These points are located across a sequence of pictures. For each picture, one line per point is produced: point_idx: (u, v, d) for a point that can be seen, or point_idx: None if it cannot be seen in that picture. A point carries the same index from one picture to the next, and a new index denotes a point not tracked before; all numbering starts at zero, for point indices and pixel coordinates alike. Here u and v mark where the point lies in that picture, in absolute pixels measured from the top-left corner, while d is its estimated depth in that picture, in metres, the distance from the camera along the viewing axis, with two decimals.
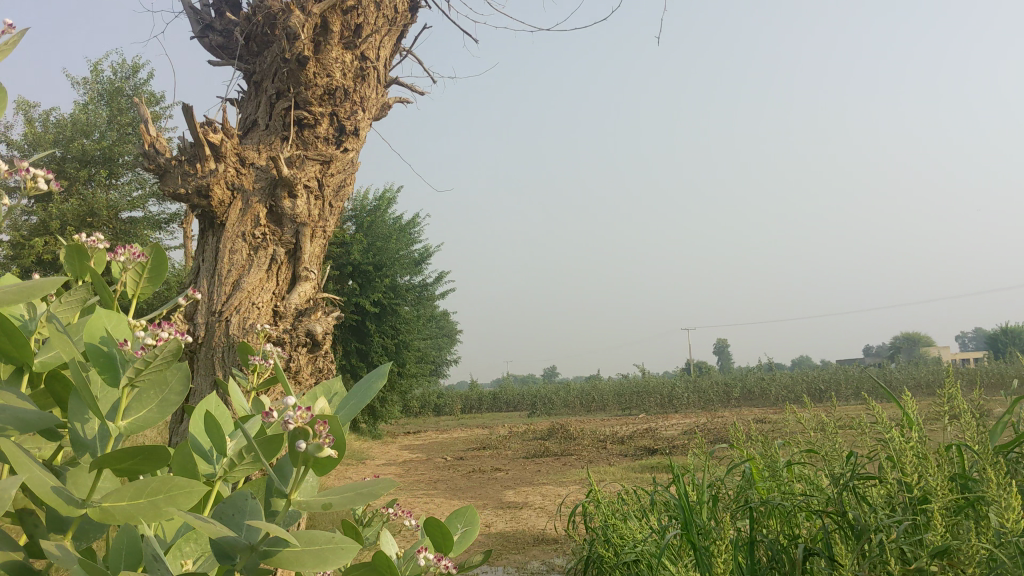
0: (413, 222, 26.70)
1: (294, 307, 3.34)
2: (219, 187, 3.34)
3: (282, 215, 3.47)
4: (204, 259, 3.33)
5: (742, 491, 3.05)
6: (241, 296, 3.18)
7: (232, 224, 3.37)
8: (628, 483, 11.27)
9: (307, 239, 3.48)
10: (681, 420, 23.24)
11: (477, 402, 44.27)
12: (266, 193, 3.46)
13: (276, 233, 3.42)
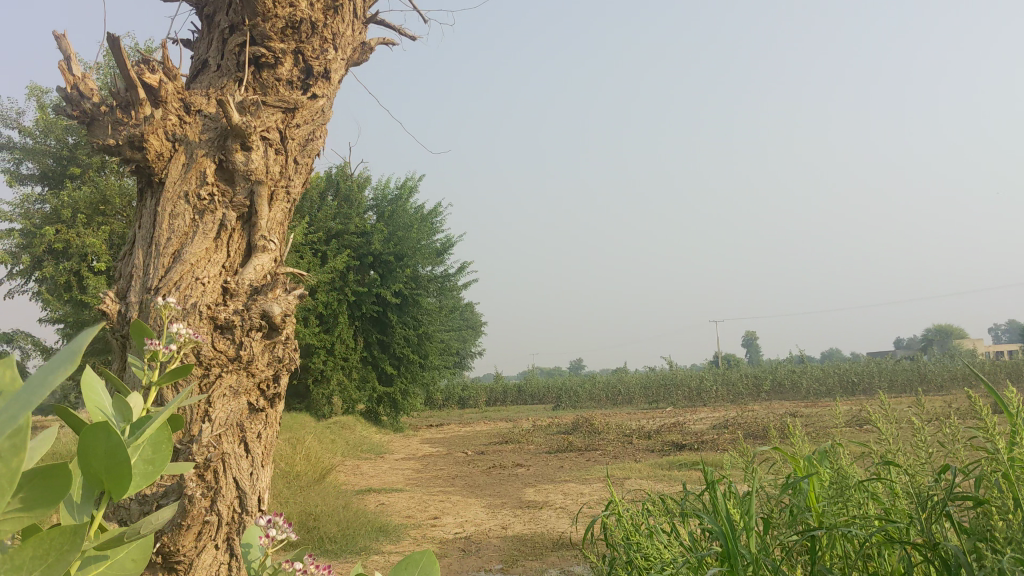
0: (435, 210, 26.17)
1: (248, 283, 3.21)
2: (156, 138, 3.23)
3: (234, 173, 3.37)
4: (143, 219, 3.22)
5: (795, 520, 2.42)
6: (184, 270, 3.00)
7: (174, 180, 3.27)
8: (653, 481, 10.67)
9: (261, 201, 3.40)
10: (709, 413, 22.58)
11: (502, 394, 43.71)
12: (216, 148, 3.37)
13: (227, 194, 3.31)
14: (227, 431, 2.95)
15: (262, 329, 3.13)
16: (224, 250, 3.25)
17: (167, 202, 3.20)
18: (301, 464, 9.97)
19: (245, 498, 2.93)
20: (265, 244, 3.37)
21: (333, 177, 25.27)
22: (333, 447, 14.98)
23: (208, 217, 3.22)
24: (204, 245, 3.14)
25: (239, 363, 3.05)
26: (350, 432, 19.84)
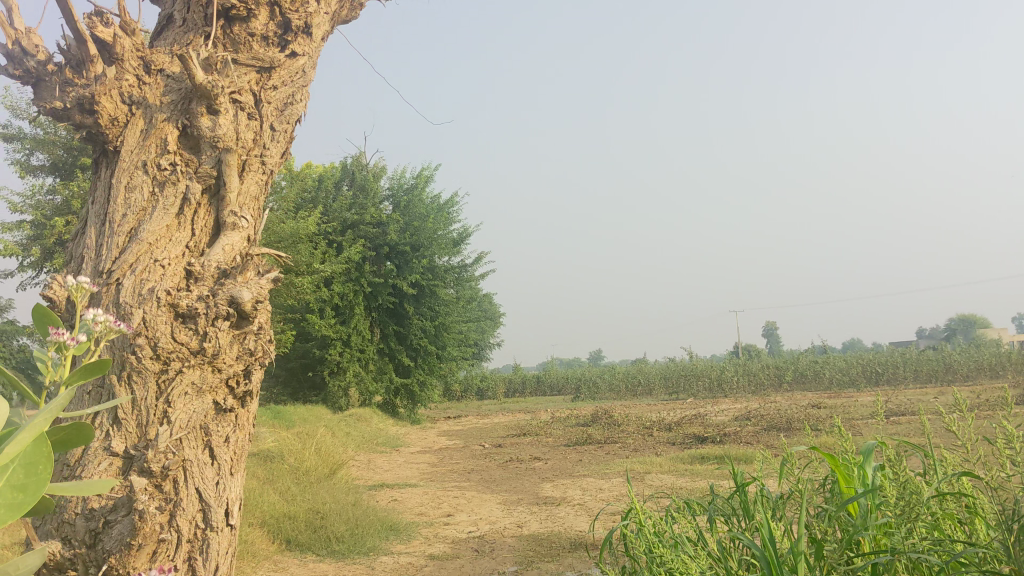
0: (451, 200, 25.83)
1: (215, 265, 3.14)
2: (108, 100, 3.24)
3: (199, 138, 3.34)
4: (100, 189, 3.20)
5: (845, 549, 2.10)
6: (140, 251, 2.96)
7: (131, 148, 3.24)
8: (674, 476, 10.30)
9: (229, 169, 3.33)
10: (731, 405, 22.18)
11: (520, 386, 43.38)
12: (180, 112, 3.35)
13: (192, 163, 3.28)
14: (190, 435, 2.86)
15: (229, 317, 3.03)
16: (187, 226, 3.17)
17: (123, 172, 3.18)
18: (311, 457, 9.56)
19: (211, 513, 2.84)
20: (237, 221, 3.29)
21: (349, 168, 25.28)
22: (347, 440, 14.69)
23: (169, 189, 3.18)
24: (165, 222, 3.10)
25: (203, 358, 2.95)
26: (366, 424, 19.59)
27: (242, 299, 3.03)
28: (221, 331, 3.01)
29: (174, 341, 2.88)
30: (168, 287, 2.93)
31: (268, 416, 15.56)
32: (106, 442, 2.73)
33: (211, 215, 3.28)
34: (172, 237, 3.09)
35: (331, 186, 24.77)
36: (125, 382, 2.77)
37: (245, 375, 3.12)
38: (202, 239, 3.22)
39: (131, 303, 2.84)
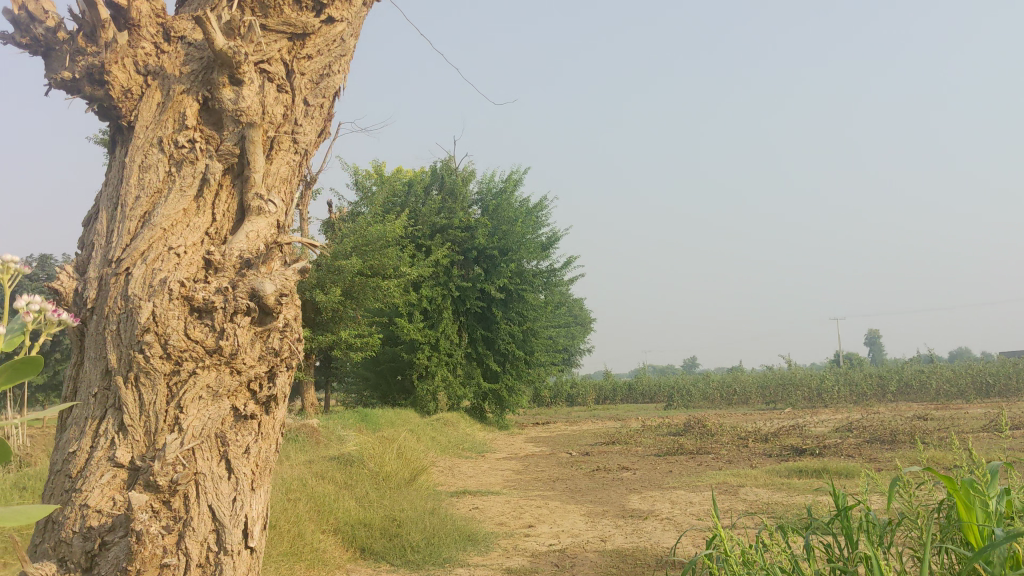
0: (541, 204, 25.59)
1: (238, 253, 3.29)
2: (120, 70, 3.40)
3: (222, 112, 3.45)
4: (115, 169, 3.38)
5: None
6: (152, 238, 3.12)
7: (147, 123, 3.40)
8: (770, 491, 9.78)
9: (253, 146, 3.45)
10: (831, 416, 21.30)
11: (612, 393, 42.73)
12: (200, 83, 3.47)
13: (213, 140, 3.43)
14: (204, 443, 2.97)
15: (251, 311, 3.19)
16: (206, 210, 3.34)
17: (138, 146, 3.35)
18: (392, 461, 9.32)
19: (226, 536, 2.92)
20: (262, 206, 3.44)
21: (439, 172, 25.35)
22: (432, 445, 14.55)
23: (186, 168, 3.33)
24: (181, 205, 3.26)
25: (220, 358, 3.09)
26: (453, 429, 19.45)
27: (264, 293, 3.18)
28: (240, 326, 3.16)
29: (186, 339, 3.02)
30: (182, 281, 3.08)
31: (355, 419, 15.51)
32: (111, 452, 2.84)
33: (234, 198, 3.46)
34: (190, 222, 3.27)
35: (421, 190, 24.90)
36: (133, 384, 2.92)
37: (268, 377, 3.26)
38: (224, 226, 3.40)
39: (145, 297, 2.98)
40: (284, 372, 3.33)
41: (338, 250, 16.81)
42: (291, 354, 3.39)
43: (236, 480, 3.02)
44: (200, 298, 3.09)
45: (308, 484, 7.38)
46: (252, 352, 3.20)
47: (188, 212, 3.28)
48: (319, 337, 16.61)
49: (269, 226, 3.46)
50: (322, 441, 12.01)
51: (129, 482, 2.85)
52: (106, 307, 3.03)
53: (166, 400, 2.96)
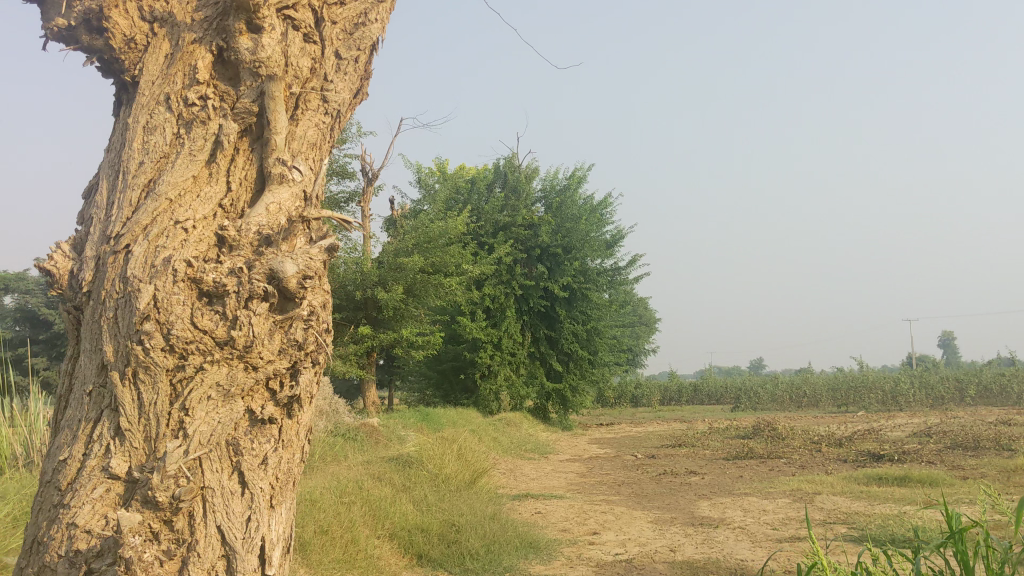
0: (605, 201, 25.11)
1: (256, 229, 3.01)
2: (122, 18, 3.14)
3: (238, 65, 3.15)
4: (118, 134, 3.14)
5: None
6: (158, 211, 2.88)
7: (154, 79, 3.14)
8: (849, 499, 9.25)
9: (274, 105, 3.14)
10: (908, 420, 20.50)
11: (677, 394, 42.07)
12: (215, 32, 3.19)
13: (229, 97, 3.15)
14: (214, 452, 2.76)
15: (269, 296, 2.93)
16: (223, 180, 3.09)
17: (141, 106, 3.10)
18: (451, 463, 9.02)
19: (237, 563, 2.70)
20: (285, 174, 3.13)
21: (502, 169, 25.10)
22: (494, 446, 14.25)
23: (197, 129, 3.07)
24: (190, 173, 3.00)
25: (233, 350, 2.85)
26: (515, 429, 19.16)
27: (284, 272, 2.94)
28: (256, 314, 2.91)
29: (193, 329, 2.79)
30: (190, 261, 2.83)
31: (417, 418, 15.32)
32: (106, 462, 2.66)
33: (253, 164, 3.17)
34: (201, 191, 3.01)
35: (484, 188, 24.69)
36: (131, 381, 2.71)
37: (290, 374, 3.04)
38: (242, 196, 3.13)
39: (143, 278, 2.75)
40: (309, 369, 3.10)
41: (400, 248, 16.64)
42: (319, 346, 3.14)
43: (252, 501, 2.80)
44: (209, 282, 2.85)
45: (364, 485, 7.11)
46: (273, 345, 2.96)
47: (198, 179, 3.03)
48: (381, 335, 16.46)
49: (295, 195, 3.16)
50: (382, 440, 11.80)
51: (125, 496, 2.67)
52: (102, 291, 2.81)
53: (170, 401, 2.74)
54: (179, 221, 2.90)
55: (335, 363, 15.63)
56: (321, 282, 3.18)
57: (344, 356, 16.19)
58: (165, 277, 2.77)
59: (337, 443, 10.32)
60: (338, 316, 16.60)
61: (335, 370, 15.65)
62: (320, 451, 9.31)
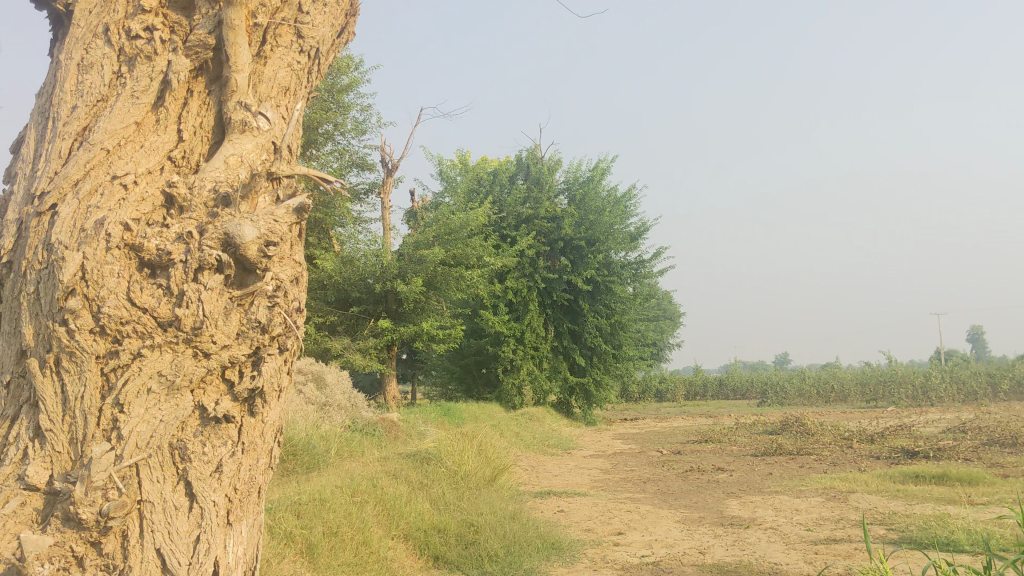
0: (629, 193, 24.70)
1: (211, 186, 3.01)
2: None
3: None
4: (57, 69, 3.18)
5: None
6: (95, 162, 2.89)
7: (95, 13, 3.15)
8: (885, 498, 8.87)
9: (235, 39, 3.18)
10: (940, 415, 20.06)
11: (702, 388, 41.56)
12: None
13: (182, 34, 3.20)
14: (156, 458, 2.73)
15: (224, 266, 2.93)
16: (175, 122, 3.15)
17: (83, 40, 3.12)
18: (472, 460, 8.68)
19: None
20: (248, 121, 3.16)
21: (525, 161, 24.76)
22: (516, 441, 13.97)
23: (141, 66, 3.10)
24: (132, 117, 3.03)
25: (180, 335, 2.84)
26: (538, 424, 18.85)
27: (243, 237, 2.92)
28: (206, 288, 2.89)
29: (133, 306, 2.78)
30: (130, 221, 2.84)
31: (438, 413, 15.05)
32: (24, 470, 2.65)
33: (209, 109, 3.24)
34: (145, 142, 3.05)
35: (506, 180, 24.35)
36: (52, 373, 2.71)
37: (252, 363, 3.04)
38: (198, 148, 3.19)
39: (75, 229, 2.76)
40: (274, 356, 3.09)
41: (421, 240, 16.31)
42: (287, 330, 3.15)
43: (202, 518, 2.77)
44: (152, 252, 2.84)
45: (379, 483, 6.81)
46: (229, 328, 2.95)
47: (142, 128, 3.06)
48: (401, 328, 16.17)
49: (259, 148, 3.17)
50: (401, 436, 11.53)
51: (44, 511, 2.65)
52: (24, 263, 2.81)
53: (101, 397, 2.71)
54: (122, 167, 2.94)
55: (355, 357, 15.35)
56: (286, 249, 3.16)
57: (364, 350, 15.91)
58: (106, 226, 2.78)
59: (355, 439, 10.04)
60: (358, 309, 16.29)
61: (356, 364, 15.37)
62: (336, 448, 9.00)
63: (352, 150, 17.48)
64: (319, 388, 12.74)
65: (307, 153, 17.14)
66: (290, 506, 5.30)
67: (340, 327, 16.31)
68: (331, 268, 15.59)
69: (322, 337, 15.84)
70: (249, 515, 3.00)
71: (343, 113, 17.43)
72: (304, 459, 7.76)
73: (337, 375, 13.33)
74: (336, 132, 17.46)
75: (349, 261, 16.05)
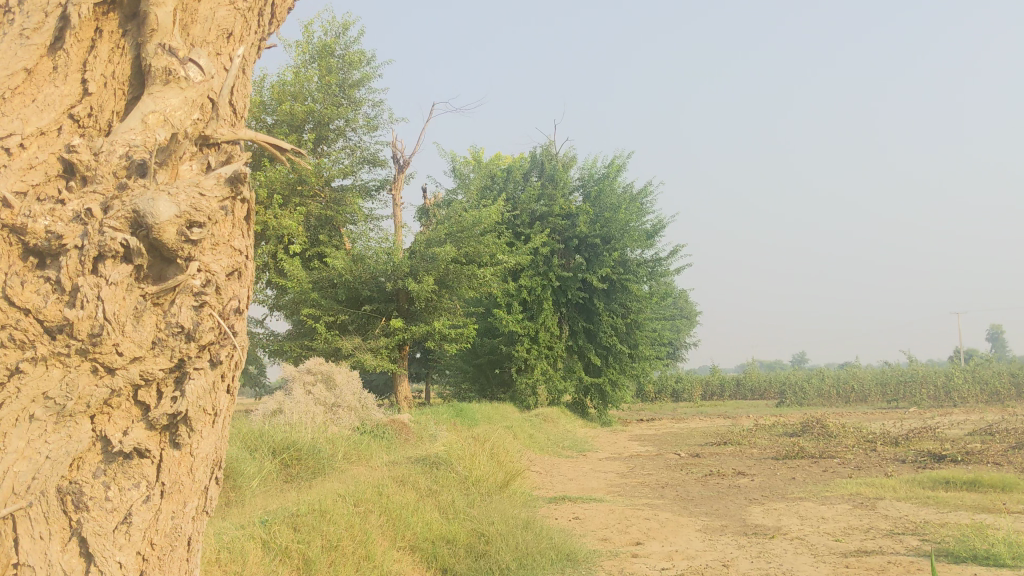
0: (646, 189, 24.29)
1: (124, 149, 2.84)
2: None
3: None
4: None
5: None
6: None
7: None
8: (915, 505, 8.52)
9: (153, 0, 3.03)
10: (964, 417, 19.72)
11: (719, 388, 41.08)
12: None
13: None
14: (38, 505, 2.58)
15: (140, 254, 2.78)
16: (81, 76, 2.98)
17: None
18: (483, 465, 8.34)
19: None
20: (172, 69, 2.98)
21: (539, 158, 24.42)
22: (530, 443, 13.65)
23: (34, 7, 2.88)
24: (26, 65, 2.84)
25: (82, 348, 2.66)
26: (553, 425, 18.54)
27: (157, 215, 2.77)
28: (108, 281, 2.70)
29: (20, 303, 2.60)
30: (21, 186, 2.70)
31: (450, 414, 14.75)
32: None
33: (125, 58, 3.07)
34: (39, 96, 2.86)
35: (521, 177, 24.02)
36: None
37: (175, 382, 2.91)
38: (111, 103, 3.02)
39: None
40: (201, 371, 2.94)
41: (434, 237, 15.97)
42: (219, 339, 2.99)
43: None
44: (41, 236, 2.65)
45: (385, 490, 6.48)
46: (144, 334, 2.78)
47: (36, 76, 2.87)
48: (412, 328, 15.89)
49: (187, 101, 2.99)
50: (412, 438, 11.22)
51: None
52: None
53: None
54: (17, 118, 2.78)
55: (365, 357, 15.08)
56: (219, 235, 3.07)
57: (375, 349, 15.64)
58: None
59: (363, 442, 9.73)
60: (369, 308, 16.00)
61: (366, 364, 15.09)
62: (342, 452, 8.67)
63: (363, 146, 17.16)
64: (328, 388, 12.54)
65: (318, 150, 16.95)
66: (286, 520, 4.96)
67: (351, 326, 15.99)
68: (341, 266, 15.29)
69: (333, 336, 15.54)
70: (175, 569, 2.86)
71: (355, 109, 17.17)
72: (308, 464, 7.46)
73: (346, 375, 13.03)
74: (348, 128, 17.19)
75: (359, 259, 15.76)
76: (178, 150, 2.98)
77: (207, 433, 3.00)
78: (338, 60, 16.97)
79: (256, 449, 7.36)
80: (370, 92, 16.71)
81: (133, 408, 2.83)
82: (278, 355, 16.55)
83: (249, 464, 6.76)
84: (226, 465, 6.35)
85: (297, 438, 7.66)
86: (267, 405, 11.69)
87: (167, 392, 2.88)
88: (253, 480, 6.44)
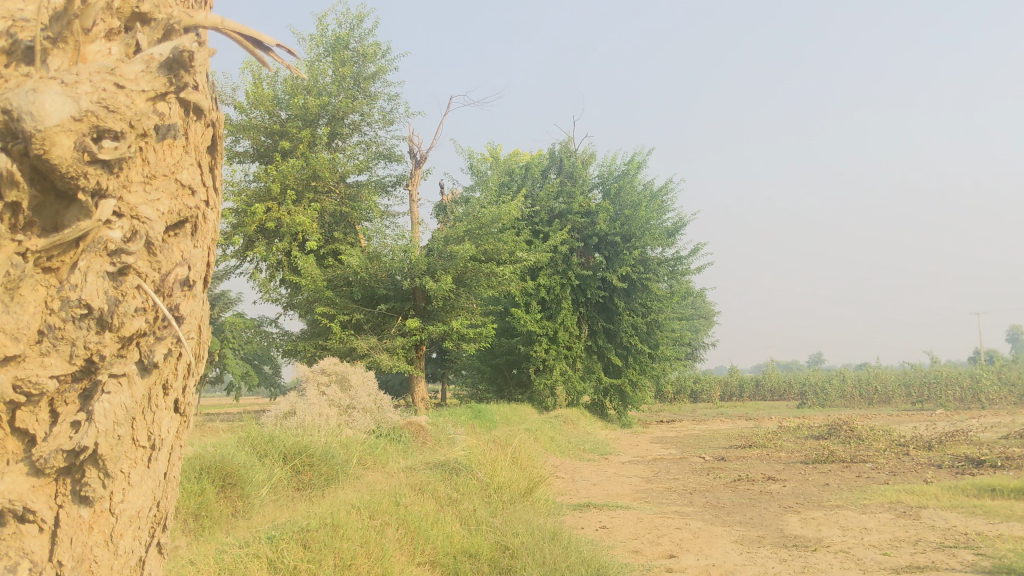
0: (667, 186, 23.82)
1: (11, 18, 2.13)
2: None
3: None
4: None
5: None
6: None
7: None
8: (962, 515, 8.04)
9: None
10: (998, 419, 19.15)
11: (738, 389, 40.58)
12: None
13: None
14: None
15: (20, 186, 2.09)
16: None
17: None
18: (506, 471, 7.92)
19: None
20: None
21: (558, 154, 23.99)
22: (551, 446, 13.22)
23: None
24: None
25: None
26: (573, 427, 18.10)
27: (44, 118, 1.98)
28: None
29: None
30: None
31: (468, 415, 14.34)
32: None
33: None
34: None
35: (538, 174, 23.58)
36: None
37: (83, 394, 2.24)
38: None
39: None
40: (122, 385, 2.25)
41: (451, 234, 15.54)
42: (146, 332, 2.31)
43: None
44: None
45: (402, 500, 6.05)
46: (28, 319, 2.10)
47: None
48: (430, 327, 15.41)
49: None
50: (429, 441, 10.80)
51: None
52: None
53: None
54: None
55: (381, 357, 14.62)
56: (151, 168, 2.42)
57: (391, 349, 15.18)
58: None
59: (378, 445, 9.32)
60: (385, 307, 15.61)
61: (382, 364, 14.65)
62: (356, 457, 8.24)
63: (378, 141, 16.80)
64: (343, 390, 12.15)
65: (333, 144, 16.60)
66: (295, 536, 4.53)
67: (366, 325, 15.59)
68: (357, 264, 14.85)
69: (348, 335, 15.08)
70: None
71: (370, 103, 16.81)
72: (320, 470, 7.04)
73: (361, 376, 12.65)
74: (362, 123, 16.83)
75: (374, 257, 15.35)
76: (87, 17, 2.24)
77: (136, 478, 2.31)
78: (352, 53, 16.62)
79: (265, 455, 6.96)
80: (385, 86, 16.36)
81: (13, 443, 2.14)
82: (291, 354, 16.19)
83: (258, 471, 6.33)
84: (232, 472, 5.93)
85: (308, 442, 7.24)
86: (279, 406, 11.33)
87: (68, 415, 2.21)
88: (261, 489, 6.02)
